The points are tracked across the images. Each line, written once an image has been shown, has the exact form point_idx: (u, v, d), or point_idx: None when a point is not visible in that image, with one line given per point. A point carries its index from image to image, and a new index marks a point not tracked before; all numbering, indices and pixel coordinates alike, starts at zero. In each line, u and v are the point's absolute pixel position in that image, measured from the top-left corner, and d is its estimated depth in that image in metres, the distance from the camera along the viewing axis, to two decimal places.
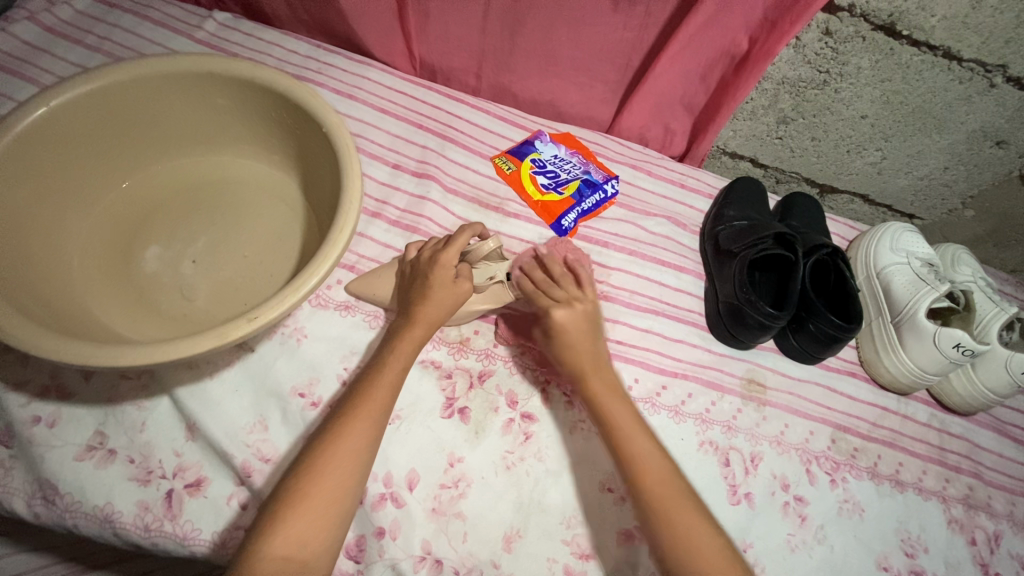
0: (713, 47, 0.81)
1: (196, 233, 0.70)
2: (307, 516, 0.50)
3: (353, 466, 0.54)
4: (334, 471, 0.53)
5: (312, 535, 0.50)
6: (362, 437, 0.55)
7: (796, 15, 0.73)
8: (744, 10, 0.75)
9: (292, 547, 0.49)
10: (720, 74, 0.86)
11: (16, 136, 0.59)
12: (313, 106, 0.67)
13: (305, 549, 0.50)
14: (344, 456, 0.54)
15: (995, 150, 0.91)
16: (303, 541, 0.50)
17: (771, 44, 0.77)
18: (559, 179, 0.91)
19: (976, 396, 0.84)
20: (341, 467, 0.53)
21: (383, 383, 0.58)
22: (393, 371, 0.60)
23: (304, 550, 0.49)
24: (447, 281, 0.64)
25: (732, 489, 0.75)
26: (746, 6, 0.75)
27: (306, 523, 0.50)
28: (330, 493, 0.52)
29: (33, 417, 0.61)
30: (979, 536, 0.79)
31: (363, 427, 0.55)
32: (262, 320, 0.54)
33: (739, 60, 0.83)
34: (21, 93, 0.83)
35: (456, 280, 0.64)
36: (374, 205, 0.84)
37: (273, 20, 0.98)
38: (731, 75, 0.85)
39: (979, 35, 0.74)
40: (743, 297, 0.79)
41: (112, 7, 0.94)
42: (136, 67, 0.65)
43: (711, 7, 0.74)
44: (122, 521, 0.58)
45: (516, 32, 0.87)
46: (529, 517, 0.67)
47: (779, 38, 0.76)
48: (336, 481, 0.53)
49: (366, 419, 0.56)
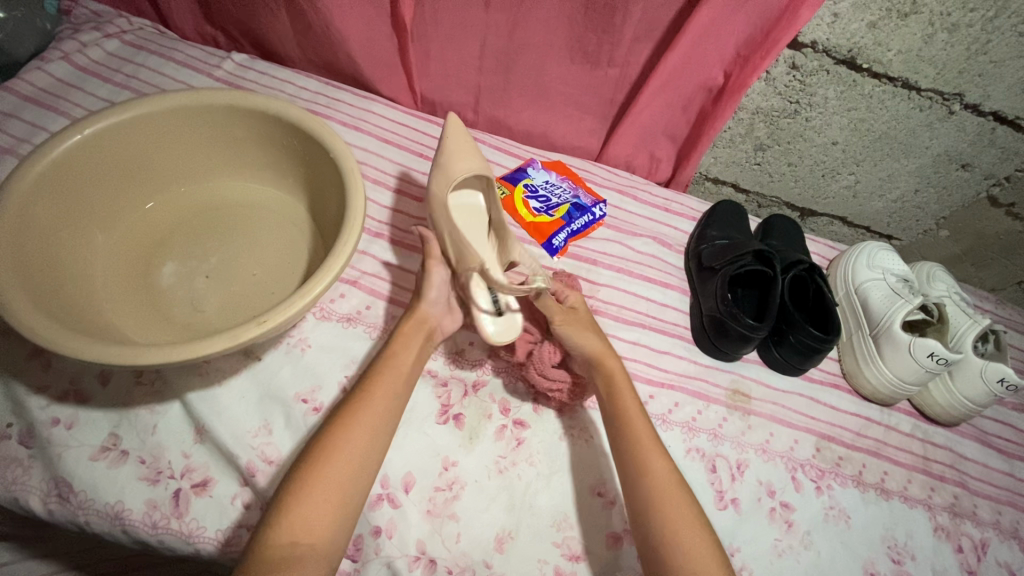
0: (692, 81, 0.88)
1: (210, 252, 0.75)
2: (311, 501, 0.54)
3: (357, 455, 0.58)
4: (340, 459, 0.57)
5: (318, 521, 0.53)
6: (365, 428, 0.59)
7: (765, 51, 0.80)
8: (718, 49, 0.83)
9: (298, 532, 0.52)
10: (700, 105, 0.93)
11: (55, 159, 0.66)
12: (322, 134, 0.73)
13: (311, 534, 0.53)
14: (353, 445, 0.58)
15: (962, 172, 0.97)
16: (308, 527, 0.53)
17: (744, 77, 0.84)
18: (550, 203, 0.97)
19: (955, 406, 0.87)
20: (347, 454, 0.57)
21: (385, 375, 0.64)
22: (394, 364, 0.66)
23: (311, 535, 0.53)
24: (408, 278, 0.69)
25: (719, 495, 0.77)
26: (720, 46, 0.82)
27: (312, 508, 0.54)
28: (336, 478, 0.56)
29: (53, 419, 0.65)
30: (965, 543, 0.81)
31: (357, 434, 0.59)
32: (271, 324, 0.59)
33: (716, 93, 0.90)
34: (53, 124, 0.90)
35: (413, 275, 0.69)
36: (377, 226, 0.90)
37: (286, 61, 1.07)
38: (709, 106, 0.92)
39: (934, 67, 0.81)
40: (726, 310, 0.83)
41: (140, 50, 1.03)
42: (165, 100, 0.72)
43: (687, 46, 0.81)
44: (132, 518, 0.61)
45: (510, 68, 0.94)
46: (521, 519, 0.69)
47: (751, 71, 0.83)
48: (342, 463, 0.57)
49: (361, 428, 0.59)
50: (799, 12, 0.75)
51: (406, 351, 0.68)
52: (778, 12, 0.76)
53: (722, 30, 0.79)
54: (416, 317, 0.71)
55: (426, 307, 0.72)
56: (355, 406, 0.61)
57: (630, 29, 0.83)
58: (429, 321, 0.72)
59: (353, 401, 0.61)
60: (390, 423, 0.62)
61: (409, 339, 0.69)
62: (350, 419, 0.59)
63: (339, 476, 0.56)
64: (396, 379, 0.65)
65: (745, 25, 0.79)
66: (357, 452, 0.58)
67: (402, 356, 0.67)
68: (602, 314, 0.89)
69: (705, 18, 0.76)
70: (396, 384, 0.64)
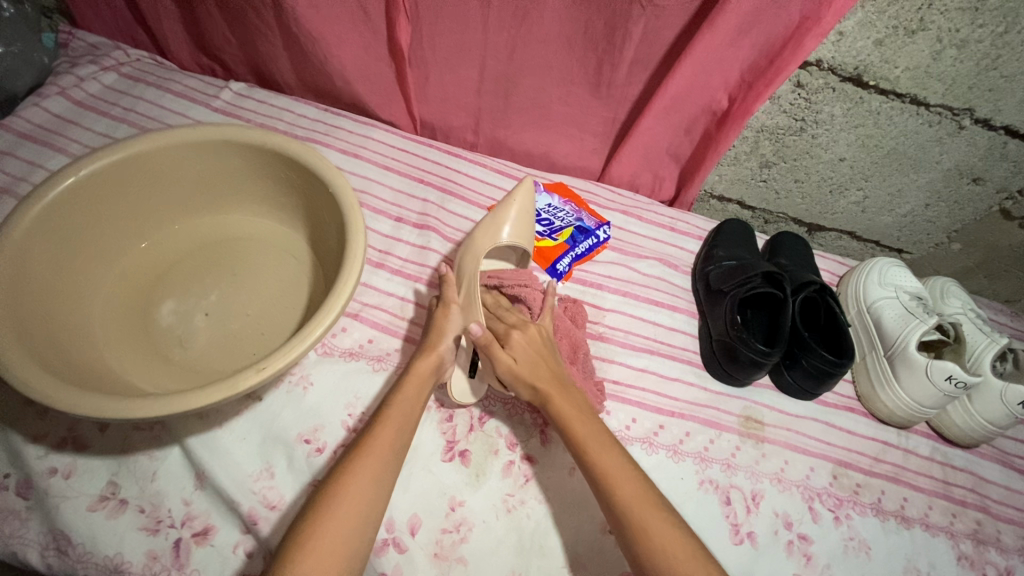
0: (696, 104, 0.87)
1: (209, 288, 0.74)
2: (316, 555, 0.51)
3: (364, 503, 0.55)
4: (344, 510, 0.54)
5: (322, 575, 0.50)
6: (371, 474, 0.57)
7: (770, 78, 0.79)
8: (722, 72, 0.81)
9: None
10: (703, 128, 0.91)
11: (49, 203, 0.65)
12: (320, 167, 0.72)
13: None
14: (357, 494, 0.55)
15: (973, 186, 0.95)
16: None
17: (748, 103, 0.83)
18: (553, 226, 0.94)
19: (975, 428, 0.85)
20: (354, 500, 0.55)
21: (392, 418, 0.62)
22: (401, 406, 0.64)
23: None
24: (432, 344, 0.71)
25: (734, 529, 0.75)
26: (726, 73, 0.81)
27: (318, 560, 0.50)
28: (342, 530, 0.53)
29: (50, 469, 0.64)
30: (989, 572, 0.78)
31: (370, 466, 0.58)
32: (270, 370, 0.57)
33: (721, 116, 0.88)
34: (51, 161, 0.90)
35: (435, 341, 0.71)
36: (378, 255, 0.88)
37: (283, 87, 1.06)
38: (713, 129, 0.90)
39: (943, 83, 0.79)
40: (736, 336, 0.81)
41: (137, 81, 1.02)
42: (160, 138, 0.72)
43: (690, 70, 0.79)
44: (131, 571, 0.60)
45: (510, 91, 0.93)
46: (531, 561, 0.67)
47: (756, 97, 0.82)
48: (350, 515, 0.54)
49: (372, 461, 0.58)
50: (805, 41, 0.73)
51: (416, 391, 0.66)
52: (784, 40, 0.75)
53: (726, 55, 0.78)
54: (431, 359, 0.69)
55: (444, 347, 0.71)
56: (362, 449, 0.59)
57: (629, 51, 0.82)
58: (444, 364, 0.70)
59: (358, 447, 0.59)
60: (392, 471, 0.60)
61: (420, 379, 0.67)
62: (357, 464, 0.57)
63: (344, 528, 0.53)
64: (400, 425, 0.63)
65: (750, 50, 0.77)
66: (362, 501, 0.55)
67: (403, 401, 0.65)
68: (609, 340, 0.88)
69: (707, 41, 0.75)
70: (400, 428, 0.62)
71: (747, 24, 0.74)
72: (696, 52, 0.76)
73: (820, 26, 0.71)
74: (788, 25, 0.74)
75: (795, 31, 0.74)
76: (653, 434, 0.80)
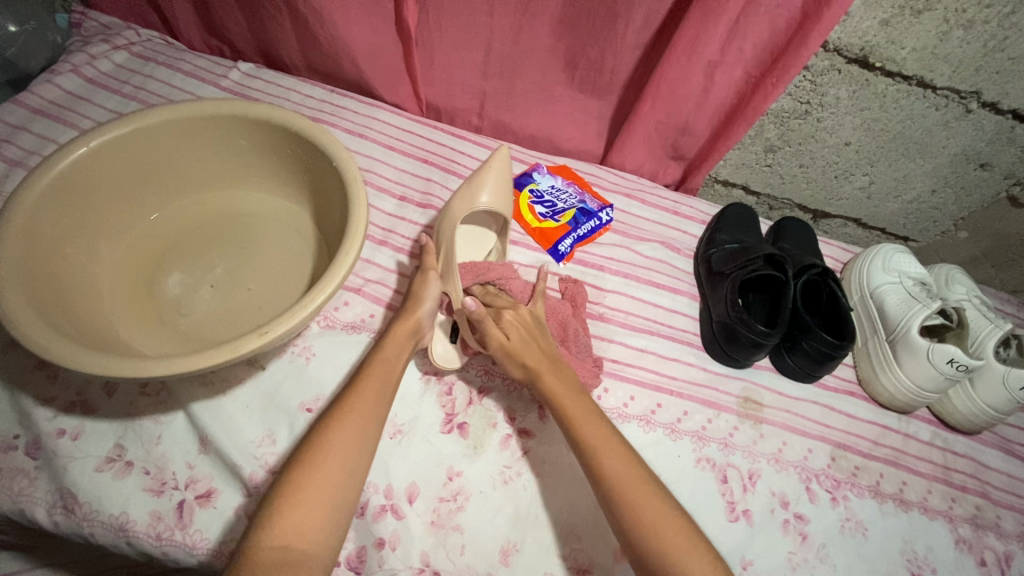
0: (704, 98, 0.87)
1: (215, 261, 0.75)
2: (303, 503, 0.53)
3: (348, 457, 0.57)
4: (330, 463, 0.56)
5: (309, 527, 0.52)
6: (355, 426, 0.59)
7: (777, 77, 0.79)
8: (728, 67, 0.81)
9: (290, 537, 0.51)
10: (710, 125, 0.91)
11: (61, 171, 0.66)
12: (325, 142, 0.73)
13: (303, 539, 0.52)
14: (342, 449, 0.57)
15: (980, 172, 0.94)
16: (299, 531, 0.52)
17: (758, 102, 0.83)
18: (557, 208, 0.95)
19: (976, 413, 0.84)
20: (336, 456, 0.56)
21: (374, 376, 0.64)
22: (380, 365, 0.65)
23: (303, 540, 0.52)
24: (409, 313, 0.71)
25: (731, 506, 0.75)
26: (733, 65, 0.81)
27: (304, 509, 0.53)
28: (325, 480, 0.55)
29: (58, 430, 0.65)
30: (988, 556, 0.78)
31: (353, 420, 0.59)
32: (273, 336, 0.58)
33: (728, 112, 0.89)
34: (63, 136, 0.91)
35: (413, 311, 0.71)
36: (381, 233, 0.89)
37: (291, 69, 1.07)
38: (721, 125, 0.91)
39: (950, 65, 0.78)
40: (737, 317, 0.81)
41: (148, 61, 1.04)
42: (169, 111, 0.73)
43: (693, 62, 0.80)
44: (136, 530, 0.62)
45: (514, 73, 0.94)
46: (527, 531, 0.68)
47: (763, 96, 0.82)
48: (333, 466, 0.56)
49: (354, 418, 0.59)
50: (808, 39, 0.73)
51: (396, 352, 0.68)
52: (787, 36, 0.76)
53: (730, 46, 0.78)
54: (410, 322, 0.70)
55: (422, 312, 0.71)
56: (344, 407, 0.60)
57: (631, 34, 0.82)
58: (422, 328, 0.71)
59: (341, 403, 0.61)
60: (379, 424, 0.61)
61: (401, 340, 0.69)
62: (341, 418, 0.59)
63: (329, 481, 0.55)
64: (382, 381, 0.64)
65: (751, 48, 0.78)
66: (348, 454, 0.57)
67: (390, 362, 0.66)
68: (609, 321, 0.88)
69: (710, 33, 0.75)
70: (383, 385, 0.64)
71: (750, 16, 0.74)
72: (699, 43, 0.77)
73: (820, 25, 0.72)
74: (791, 20, 0.74)
75: (798, 27, 0.74)
76: (651, 413, 0.80)
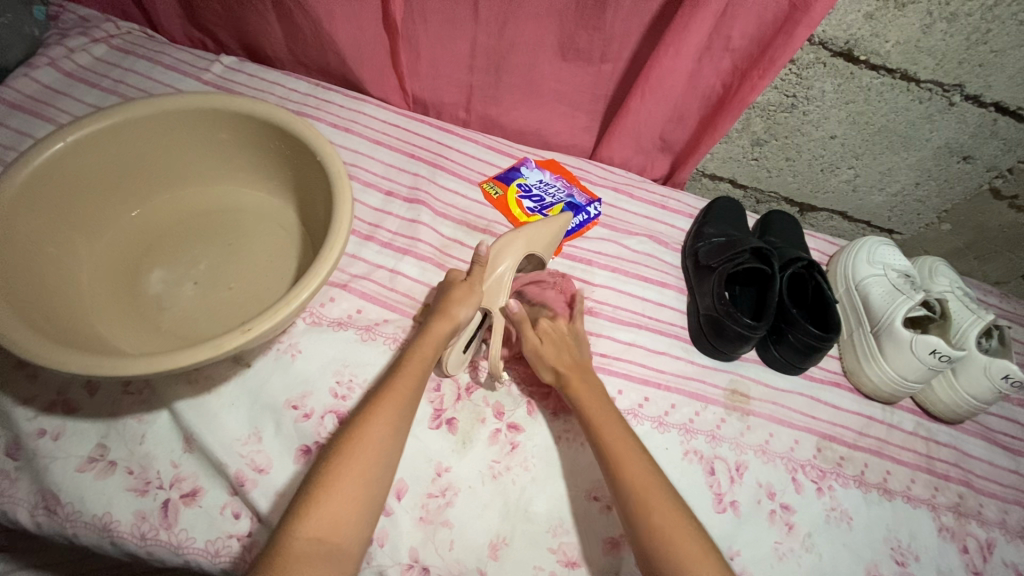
0: (693, 91, 0.87)
1: (198, 258, 0.75)
2: (340, 495, 0.53)
3: (383, 452, 0.57)
4: (363, 456, 0.56)
5: (343, 518, 0.52)
6: (392, 420, 0.59)
7: (763, 69, 0.79)
8: (716, 55, 0.81)
9: (324, 529, 0.51)
10: (697, 115, 0.92)
11: (38, 168, 0.65)
12: (309, 136, 0.72)
13: (336, 532, 0.52)
14: (375, 441, 0.58)
15: (963, 165, 0.95)
16: (335, 523, 0.52)
17: (744, 92, 0.83)
18: (545, 202, 0.96)
19: (959, 403, 0.85)
20: (373, 448, 0.57)
21: (410, 372, 0.65)
22: (416, 363, 0.66)
23: (337, 533, 0.52)
24: (448, 313, 0.71)
25: (718, 498, 0.76)
26: (720, 51, 0.81)
27: (339, 502, 0.53)
28: (364, 475, 0.55)
29: (39, 430, 0.64)
30: (970, 544, 0.79)
31: (389, 413, 0.60)
32: (257, 332, 0.57)
33: (716, 103, 0.89)
34: (40, 131, 0.90)
35: (452, 311, 0.71)
36: (367, 228, 0.89)
37: (275, 62, 1.06)
38: (709, 115, 0.91)
39: (933, 58, 0.79)
40: (723, 310, 0.82)
41: (127, 54, 1.02)
42: (148, 105, 0.71)
43: (688, 53, 0.80)
44: (120, 530, 0.61)
45: (500, 67, 0.93)
46: (516, 525, 0.68)
47: (750, 87, 0.82)
48: (369, 459, 0.56)
49: (392, 409, 0.60)
50: (795, 32, 0.74)
51: (432, 352, 0.68)
52: (775, 29, 0.76)
53: (720, 35, 0.78)
54: (448, 323, 0.70)
55: (460, 316, 0.71)
56: (380, 402, 0.61)
57: (618, 25, 0.81)
58: (457, 329, 0.71)
59: (376, 398, 0.61)
60: (408, 420, 0.62)
61: (436, 339, 0.69)
62: (375, 414, 0.59)
63: (365, 472, 0.55)
64: (418, 377, 0.65)
65: (739, 39, 0.79)
66: (382, 447, 0.58)
67: (425, 358, 0.67)
68: (597, 314, 0.88)
69: (697, 25, 0.75)
70: (419, 380, 0.65)
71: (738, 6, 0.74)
72: (686, 35, 0.77)
73: (808, 17, 0.72)
74: (777, 14, 0.74)
75: (785, 20, 0.74)
76: (639, 406, 0.81)
